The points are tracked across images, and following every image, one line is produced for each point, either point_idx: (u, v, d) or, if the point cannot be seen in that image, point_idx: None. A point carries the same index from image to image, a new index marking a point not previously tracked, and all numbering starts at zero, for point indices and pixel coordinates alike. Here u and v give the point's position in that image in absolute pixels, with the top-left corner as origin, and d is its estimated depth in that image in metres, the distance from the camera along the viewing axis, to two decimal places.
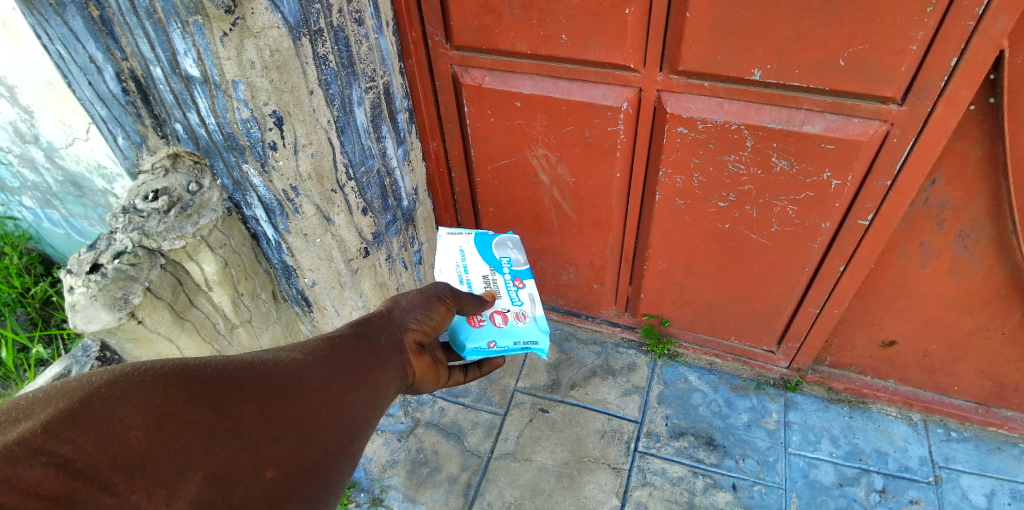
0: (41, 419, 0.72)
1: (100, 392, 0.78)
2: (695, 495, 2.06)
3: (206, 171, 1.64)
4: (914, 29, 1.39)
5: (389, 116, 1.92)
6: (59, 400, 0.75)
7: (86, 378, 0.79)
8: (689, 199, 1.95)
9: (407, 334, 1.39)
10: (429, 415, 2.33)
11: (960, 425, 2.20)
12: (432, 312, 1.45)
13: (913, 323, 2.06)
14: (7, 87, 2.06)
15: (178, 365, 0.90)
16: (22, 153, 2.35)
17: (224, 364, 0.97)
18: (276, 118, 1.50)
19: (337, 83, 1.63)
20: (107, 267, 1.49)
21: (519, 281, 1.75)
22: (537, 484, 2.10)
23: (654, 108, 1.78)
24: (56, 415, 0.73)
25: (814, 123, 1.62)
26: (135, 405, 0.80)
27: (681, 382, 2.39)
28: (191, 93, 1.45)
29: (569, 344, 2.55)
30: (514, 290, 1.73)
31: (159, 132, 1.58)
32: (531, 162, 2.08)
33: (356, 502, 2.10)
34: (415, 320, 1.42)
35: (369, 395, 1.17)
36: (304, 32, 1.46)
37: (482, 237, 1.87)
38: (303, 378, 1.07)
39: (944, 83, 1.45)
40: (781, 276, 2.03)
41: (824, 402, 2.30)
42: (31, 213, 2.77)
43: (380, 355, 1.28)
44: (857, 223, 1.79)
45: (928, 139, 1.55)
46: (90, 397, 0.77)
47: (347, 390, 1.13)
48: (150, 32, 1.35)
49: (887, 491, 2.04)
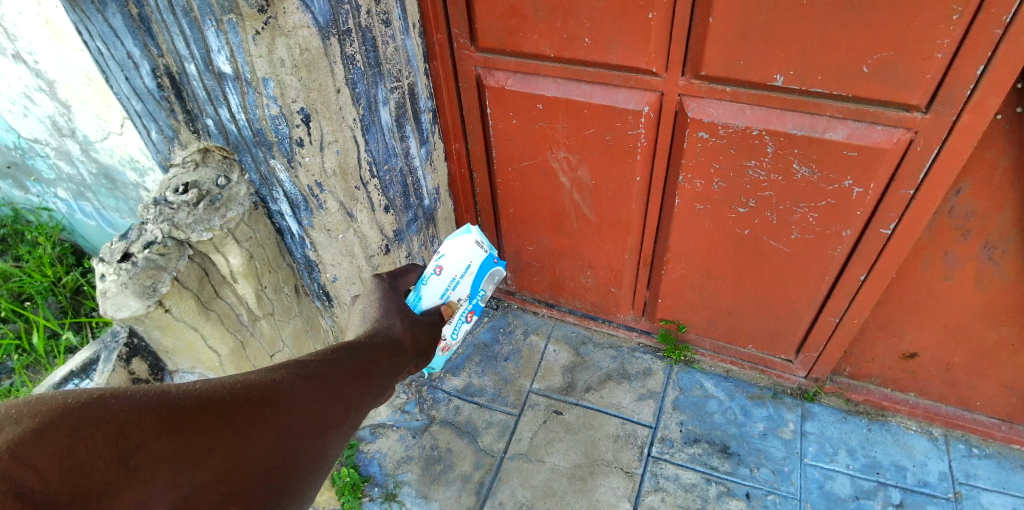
0: (6, 439, 0.71)
1: (72, 419, 0.77)
2: (708, 502, 2.04)
3: (234, 166, 1.70)
4: (940, 36, 1.38)
5: (413, 116, 1.96)
6: (30, 418, 0.74)
7: (61, 398, 0.78)
8: (709, 204, 1.95)
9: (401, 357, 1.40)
10: (444, 413, 2.35)
11: (982, 440, 2.16)
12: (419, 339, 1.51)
13: (935, 335, 2.03)
14: (48, 83, 2.13)
15: (156, 393, 0.88)
16: (59, 146, 2.44)
17: (206, 389, 0.95)
18: (304, 114, 1.55)
19: (364, 82, 1.68)
20: (138, 257, 1.52)
21: (471, 316, 1.93)
22: (549, 485, 2.11)
23: (675, 112, 1.79)
24: (22, 439, 0.72)
25: (837, 130, 1.61)
26: (106, 430, 0.79)
27: (697, 388, 2.38)
28: (223, 89, 1.49)
29: (585, 347, 2.56)
30: (462, 321, 1.92)
31: (191, 127, 1.63)
32: (551, 164, 2.09)
33: (370, 496, 2.12)
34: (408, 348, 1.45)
35: (363, 403, 1.21)
36: (333, 32, 1.52)
37: (488, 262, 1.89)
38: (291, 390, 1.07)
39: (970, 91, 1.44)
40: (801, 283, 2.02)
41: (842, 414, 2.27)
42: (65, 205, 2.86)
43: (374, 372, 1.28)
44: (879, 232, 1.77)
45: (953, 148, 1.54)
46: (60, 420, 0.76)
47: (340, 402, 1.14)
48: (186, 30, 1.40)
49: (905, 506, 2.01)
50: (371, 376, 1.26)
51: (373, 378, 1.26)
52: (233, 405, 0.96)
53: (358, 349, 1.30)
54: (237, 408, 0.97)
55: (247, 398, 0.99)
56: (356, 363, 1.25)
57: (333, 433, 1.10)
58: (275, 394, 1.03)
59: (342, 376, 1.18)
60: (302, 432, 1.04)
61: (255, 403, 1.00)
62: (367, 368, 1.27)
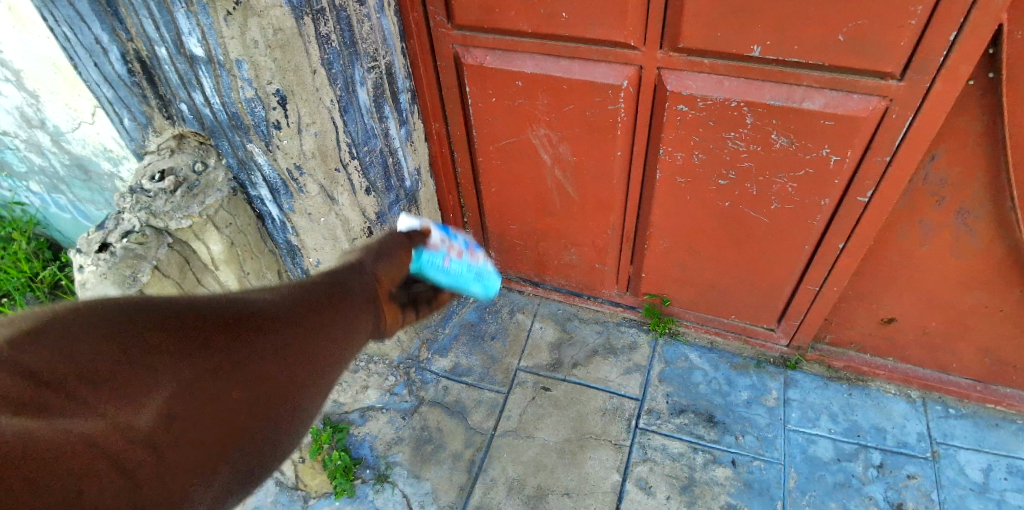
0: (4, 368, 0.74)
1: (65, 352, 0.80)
2: (695, 470, 2.09)
3: (211, 151, 1.66)
4: (914, 4, 1.39)
5: (391, 96, 1.94)
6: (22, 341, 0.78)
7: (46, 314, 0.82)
8: (690, 177, 1.96)
9: (379, 280, 1.33)
10: (433, 394, 2.36)
11: (958, 402, 2.22)
12: (392, 254, 1.40)
13: (913, 299, 2.07)
14: (13, 72, 2.08)
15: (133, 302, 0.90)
16: (29, 137, 2.38)
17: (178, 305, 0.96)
18: (280, 97, 1.52)
19: (339, 63, 1.65)
20: (116, 246, 1.52)
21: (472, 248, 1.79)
22: (539, 460, 2.14)
23: (654, 86, 1.79)
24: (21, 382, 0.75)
25: (814, 100, 1.63)
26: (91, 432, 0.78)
27: (682, 360, 2.42)
28: (196, 73, 1.46)
29: (571, 323, 2.58)
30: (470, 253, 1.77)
31: (165, 113, 1.60)
32: (533, 142, 2.09)
33: (362, 478, 2.13)
34: (384, 265, 1.36)
35: (342, 353, 1.18)
36: (306, 11, 1.48)
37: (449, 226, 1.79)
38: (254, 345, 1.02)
39: (943, 58, 1.46)
40: (781, 253, 2.05)
41: (823, 380, 2.32)
42: (38, 198, 2.81)
43: (347, 304, 1.22)
44: (856, 200, 1.80)
45: (927, 114, 1.56)
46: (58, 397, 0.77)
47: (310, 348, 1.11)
48: (154, 13, 1.36)
49: (885, 467, 2.07)
50: (352, 322, 1.22)
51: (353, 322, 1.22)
52: (211, 344, 0.96)
53: (336, 288, 1.23)
54: (206, 337, 0.95)
55: (217, 335, 0.97)
56: (324, 297, 1.19)
57: (308, 382, 1.09)
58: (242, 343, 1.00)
59: (317, 327, 1.14)
60: (268, 389, 1.02)
61: (223, 341, 0.97)
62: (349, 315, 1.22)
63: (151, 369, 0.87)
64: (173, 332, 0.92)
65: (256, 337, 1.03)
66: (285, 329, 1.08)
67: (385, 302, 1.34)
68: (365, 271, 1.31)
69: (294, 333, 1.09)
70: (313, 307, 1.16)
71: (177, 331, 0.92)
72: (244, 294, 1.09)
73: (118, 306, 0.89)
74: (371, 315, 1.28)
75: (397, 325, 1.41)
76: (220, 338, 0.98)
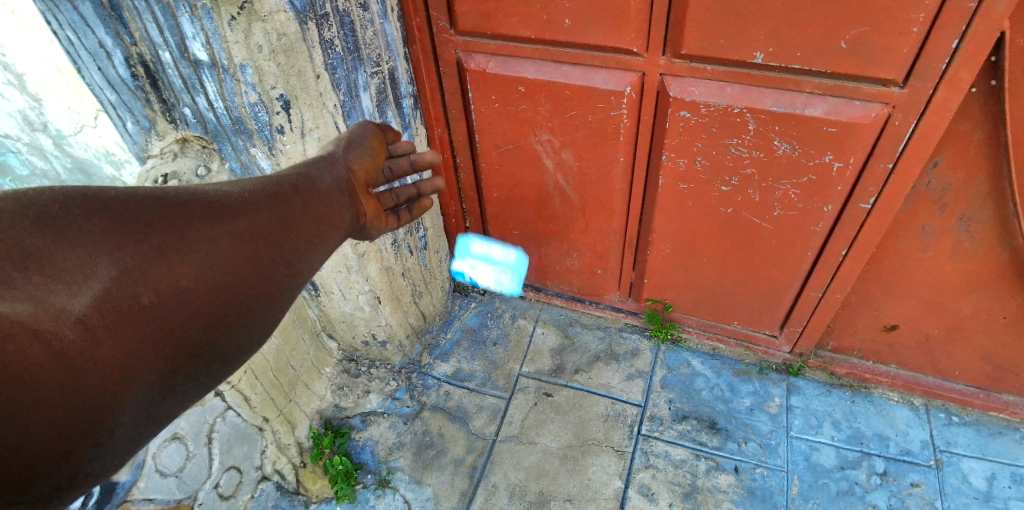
0: None
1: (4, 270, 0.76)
2: (698, 478, 2.08)
3: (214, 156, 1.67)
4: (915, 11, 1.39)
5: (394, 101, 1.94)
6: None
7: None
8: (692, 184, 1.96)
9: (352, 173, 1.29)
10: (434, 399, 2.35)
11: (962, 409, 2.21)
12: (365, 148, 1.36)
13: (915, 306, 2.07)
14: (16, 75, 2.08)
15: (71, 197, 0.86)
16: (31, 141, 2.38)
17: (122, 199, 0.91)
18: (284, 101, 1.54)
19: (343, 67, 1.66)
20: None
21: None
22: (541, 466, 2.13)
23: (656, 92, 1.79)
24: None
25: (816, 107, 1.63)
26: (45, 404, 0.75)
27: (684, 366, 2.41)
28: (200, 77, 1.46)
29: (573, 329, 2.58)
30: None
31: (168, 117, 1.60)
32: (535, 147, 2.09)
33: (363, 483, 2.12)
34: (355, 158, 1.32)
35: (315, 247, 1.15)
36: (310, 16, 1.49)
37: None
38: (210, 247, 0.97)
39: (945, 65, 1.46)
40: (783, 259, 2.04)
41: (826, 387, 2.31)
42: None
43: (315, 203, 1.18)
44: (858, 207, 1.80)
45: (930, 121, 1.56)
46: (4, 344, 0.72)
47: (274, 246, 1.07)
48: (159, 17, 1.36)
49: (888, 475, 2.06)
50: (324, 213, 1.19)
51: (325, 215, 1.19)
52: (147, 235, 0.90)
53: (302, 191, 1.17)
54: (145, 224, 0.91)
55: (161, 222, 0.93)
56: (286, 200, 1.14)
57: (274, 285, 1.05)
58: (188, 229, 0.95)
59: (282, 222, 1.10)
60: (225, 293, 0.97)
61: (166, 232, 0.93)
62: (317, 203, 1.18)
63: (58, 308, 0.78)
64: (84, 261, 0.83)
65: (208, 227, 0.98)
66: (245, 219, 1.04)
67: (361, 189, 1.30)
68: (336, 162, 1.27)
69: (256, 230, 1.05)
70: (275, 198, 1.12)
71: (90, 258, 0.83)
72: (198, 189, 1.03)
73: (38, 196, 0.83)
74: (346, 211, 1.23)
75: (382, 228, 1.37)
76: (144, 258, 0.88)
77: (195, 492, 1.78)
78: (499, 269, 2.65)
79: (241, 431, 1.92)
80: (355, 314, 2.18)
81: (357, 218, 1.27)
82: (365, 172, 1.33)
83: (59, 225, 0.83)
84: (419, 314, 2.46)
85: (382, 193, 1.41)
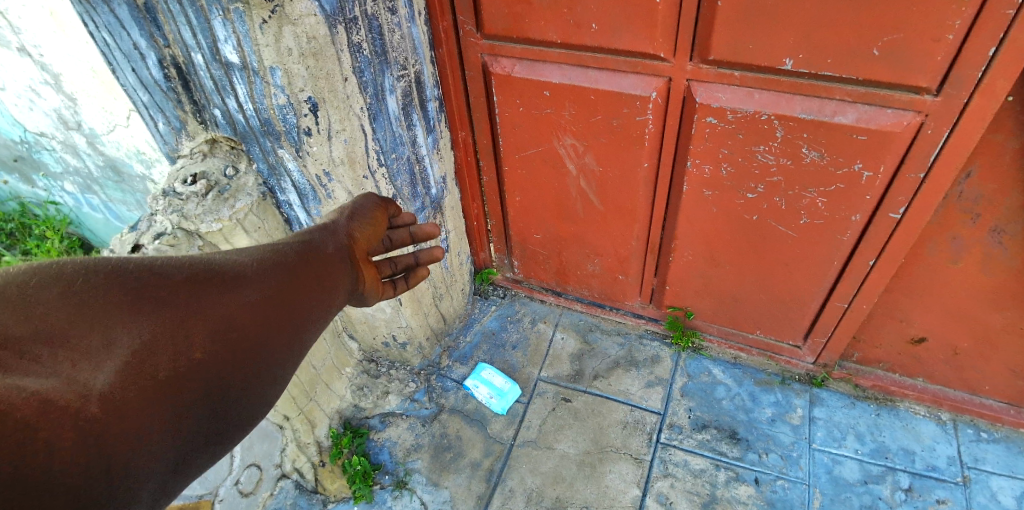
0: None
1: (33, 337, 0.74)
2: (717, 488, 2.05)
3: (242, 156, 1.70)
4: (951, 18, 1.36)
5: (420, 104, 1.95)
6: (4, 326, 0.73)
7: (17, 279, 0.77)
8: (717, 190, 1.94)
9: (353, 242, 1.27)
10: (453, 401, 2.36)
11: (991, 425, 2.16)
12: (367, 216, 1.34)
13: (944, 318, 2.02)
14: (53, 75, 2.13)
15: (97, 263, 0.84)
16: (65, 139, 2.44)
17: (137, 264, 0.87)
18: (312, 104, 1.55)
19: (370, 71, 1.67)
20: (148, 248, 1.55)
21: None
22: (558, 471, 2.12)
23: (682, 98, 1.78)
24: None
25: (846, 114, 1.60)
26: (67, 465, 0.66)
27: (705, 375, 2.39)
28: (230, 79, 1.48)
29: (593, 334, 2.56)
30: None
31: (198, 118, 1.63)
32: (558, 151, 2.09)
33: (381, 484, 2.13)
34: (357, 229, 1.30)
35: (319, 319, 1.08)
36: (339, 20, 1.51)
37: None
38: (224, 303, 0.92)
39: (981, 73, 1.42)
40: (810, 269, 2.01)
41: (850, 399, 2.27)
42: (71, 198, 2.88)
43: (321, 268, 1.14)
44: (888, 216, 1.77)
45: (963, 130, 1.52)
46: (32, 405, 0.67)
47: (286, 305, 1.01)
48: (192, 20, 1.38)
49: (913, 490, 2.01)
50: (328, 278, 1.15)
51: (329, 283, 1.14)
52: (167, 303, 0.85)
53: (307, 258, 1.13)
54: (167, 294, 0.86)
55: (180, 292, 0.88)
56: (294, 264, 1.09)
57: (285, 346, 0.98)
58: (205, 294, 0.90)
59: (292, 289, 1.04)
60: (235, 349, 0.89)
61: (184, 299, 0.88)
62: (321, 272, 1.13)
63: (82, 383, 0.73)
64: (103, 333, 0.78)
65: (221, 294, 0.92)
66: (260, 283, 0.99)
67: (361, 264, 1.26)
68: (338, 230, 1.25)
69: (268, 292, 0.99)
70: (283, 266, 1.07)
71: (112, 328, 0.79)
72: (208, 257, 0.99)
73: (63, 270, 0.81)
74: (346, 274, 1.20)
75: (379, 297, 1.33)
76: (163, 321, 0.83)
77: (217, 488, 1.82)
78: (492, 372, 2.43)
79: (262, 429, 1.93)
80: (376, 315, 2.19)
81: (355, 284, 1.24)
82: (366, 241, 1.31)
83: (80, 298, 0.79)
84: (439, 316, 2.46)
85: (380, 261, 1.40)
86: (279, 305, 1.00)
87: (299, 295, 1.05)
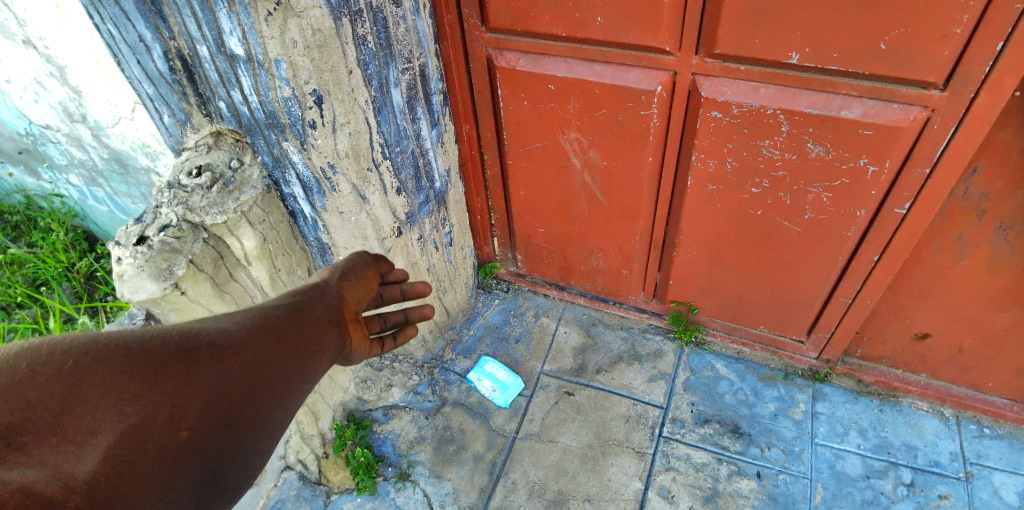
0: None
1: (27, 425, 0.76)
2: (719, 482, 2.06)
3: (247, 149, 1.71)
4: (958, 13, 1.36)
5: (424, 98, 1.95)
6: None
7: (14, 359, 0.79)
8: (721, 185, 1.93)
9: (343, 304, 1.27)
10: (456, 394, 2.36)
11: (994, 422, 2.16)
12: (357, 274, 1.35)
13: (947, 315, 2.02)
14: (58, 68, 2.14)
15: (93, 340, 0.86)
16: (70, 132, 2.45)
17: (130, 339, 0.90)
18: (316, 96, 1.55)
19: (375, 64, 1.67)
20: (153, 240, 1.50)
21: None
22: (560, 465, 2.13)
23: (688, 92, 1.77)
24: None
25: (852, 109, 1.60)
26: None
27: (707, 369, 2.39)
28: (235, 71, 1.49)
29: (596, 328, 2.56)
30: None
31: (203, 110, 1.63)
32: (563, 146, 2.08)
33: (384, 476, 2.14)
34: (347, 288, 1.31)
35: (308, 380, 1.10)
36: (345, 12, 1.51)
37: None
38: (214, 374, 0.94)
39: (989, 69, 1.42)
40: (813, 265, 2.01)
41: (853, 395, 2.27)
42: (76, 191, 2.89)
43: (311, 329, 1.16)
44: (893, 212, 1.76)
45: (970, 126, 1.52)
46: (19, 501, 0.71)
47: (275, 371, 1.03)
48: (197, 12, 1.38)
49: (915, 485, 2.02)
50: (314, 344, 1.15)
51: (318, 346, 1.16)
52: (161, 377, 0.88)
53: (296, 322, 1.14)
54: (156, 372, 0.88)
55: (171, 366, 0.90)
56: (284, 326, 1.11)
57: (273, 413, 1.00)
58: (196, 365, 0.93)
59: (282, 353, 1.06)
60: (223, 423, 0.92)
61: (175, 373, 0.90)
62: (310, 333, 1.15)
63: (65, 475, 0.76)
64: (94, 417, 0.81)
65: (213, 364, 0.94)
66: (247, 356, 1.00)
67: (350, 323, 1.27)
68: (329, 290, 1.26)
69: (257, 358, 1.01)
70: (273, 328, 1.08)
71: (102, 414, 0.81)
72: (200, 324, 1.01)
73: (58, 349, 0.83)
74: (336, 338, 1.22)
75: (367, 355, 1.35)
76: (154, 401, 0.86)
77: None
78: (496, 365, 2.42)
79: None
80: None
81: (343, 346, 1.25)
82: (357, 301, 1.32)
83: (76, 381, 0.81)
84: (443, 309, 2.47)
85: (370, 319, 1.42)
86: (268, 372, 1.02)
87: (286, 368, 1.06)
